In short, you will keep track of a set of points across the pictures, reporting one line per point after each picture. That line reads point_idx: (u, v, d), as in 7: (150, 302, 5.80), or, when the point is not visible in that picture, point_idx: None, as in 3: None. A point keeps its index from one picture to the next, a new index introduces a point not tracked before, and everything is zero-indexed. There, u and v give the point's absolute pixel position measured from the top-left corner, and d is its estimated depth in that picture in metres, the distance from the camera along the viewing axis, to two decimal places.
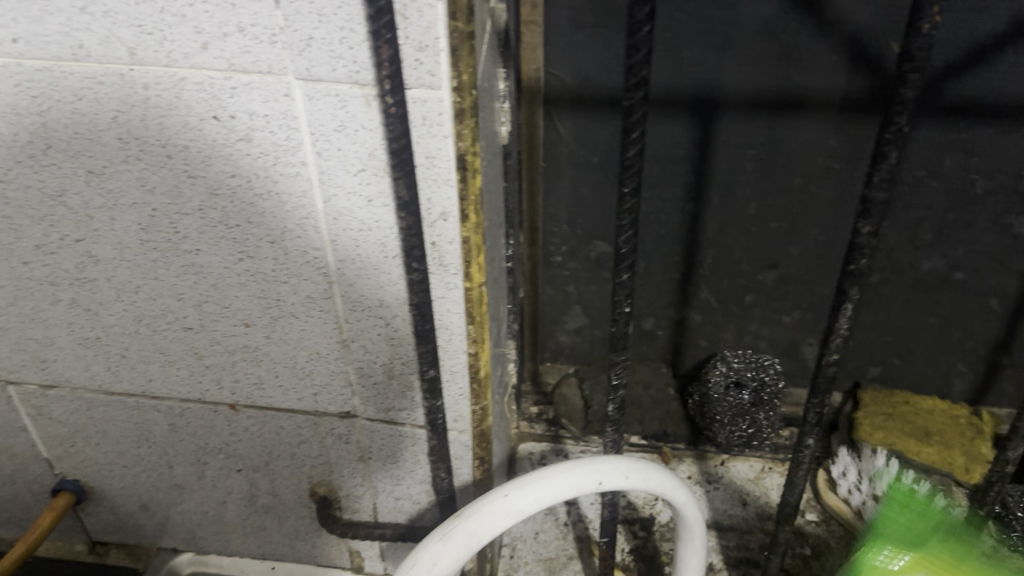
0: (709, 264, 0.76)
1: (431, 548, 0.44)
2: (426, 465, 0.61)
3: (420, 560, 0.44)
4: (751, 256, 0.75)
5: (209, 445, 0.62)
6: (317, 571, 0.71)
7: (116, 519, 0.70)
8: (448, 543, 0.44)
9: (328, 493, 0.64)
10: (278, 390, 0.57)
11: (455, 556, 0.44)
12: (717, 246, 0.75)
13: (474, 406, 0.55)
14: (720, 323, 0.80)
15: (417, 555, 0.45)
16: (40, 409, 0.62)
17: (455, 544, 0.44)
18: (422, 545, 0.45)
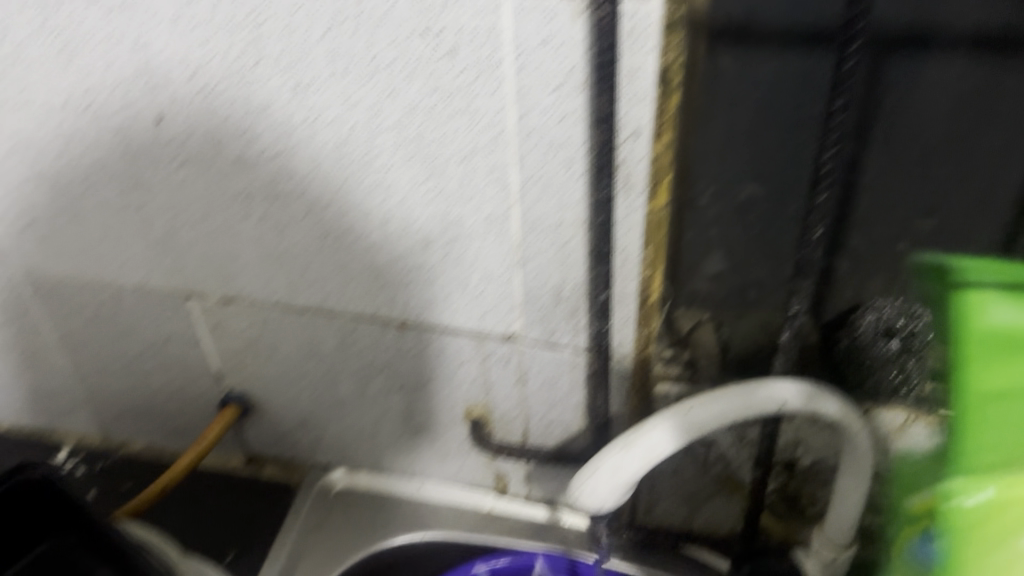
0: (860, 223, 0.58)
1: (614, 457, 0.47)
2: (582, 392, 0.62)
3: (604, 466, 0.47)
4: (907, 211, 0.56)
5: (373, 362, 0.66)
6: (462, 491, 0.75)
7: (275, 434, 0.74)
8: (631, 452, 0.47)
9: (482, 416, 0.67)
10: (449, 311, 0.60)
11: (638, 464, 0.47)
12: (871, 206, 0.57)
13: (641, 331, 0.56)
14: None
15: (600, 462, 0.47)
16: (217, 323, 0.66)
17: (637, 452, 0.47)
18: (606, 452, 0.47)
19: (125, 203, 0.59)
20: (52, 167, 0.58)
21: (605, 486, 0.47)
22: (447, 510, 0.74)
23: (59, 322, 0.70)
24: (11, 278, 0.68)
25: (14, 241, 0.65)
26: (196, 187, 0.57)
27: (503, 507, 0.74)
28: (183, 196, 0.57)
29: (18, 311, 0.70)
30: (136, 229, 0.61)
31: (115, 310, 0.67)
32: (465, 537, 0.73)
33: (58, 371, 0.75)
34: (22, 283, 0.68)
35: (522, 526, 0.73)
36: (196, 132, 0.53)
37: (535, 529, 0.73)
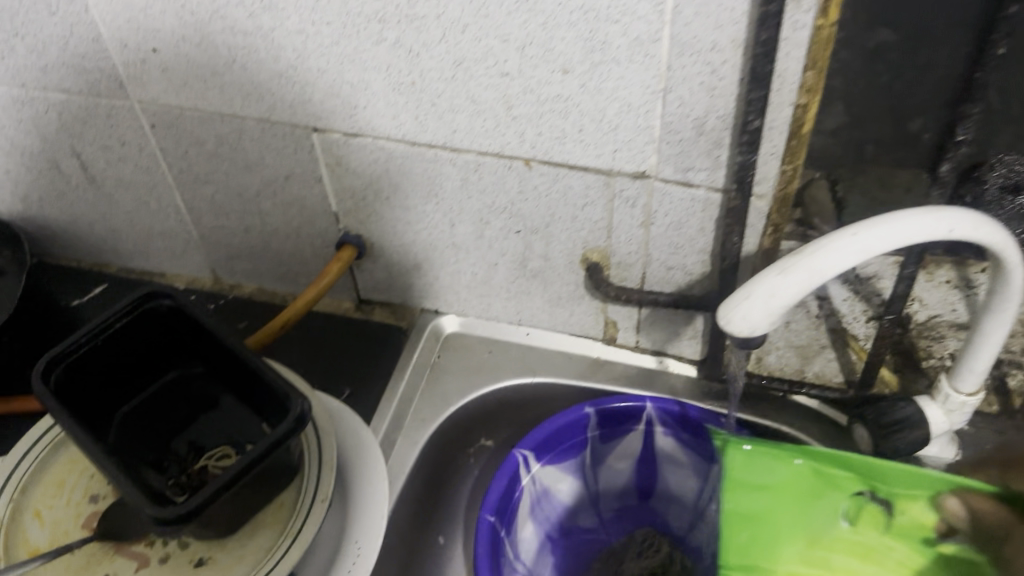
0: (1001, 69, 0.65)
1: (771, 282, 0.46)
2: (711, 235, 0.61)
3: (759, 292, 0.46)
4: None
5: (495, 202, 0.65)
6: (569, 338, 0.76)
7: (388, 277, 0.76)
8: (789, 277, 0.45)
9: (599, 261, 0.67)
10: (579, 146, 0.58)
11: (798, 289, 0.45)
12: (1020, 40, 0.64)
13: (784, 167, 0.54)
14: (996, 126, 0.69)
15: (754, 287, 0.46)
16: (339, 159, 0.66)
17: (797, 278, 0.45)
18: (761, 277, 0.46)
19: (253, 28, 0.58)
20: None
21: (758, 313, 0.46)
22: (555, 356, 0.76)
23: (177, 158, 0.71)
24: (130, 111, 0.68)
25: (134, 70, 0.64)
26: (329, 9, 0.55)
27: (611, 355, 0.75)
28: (314, 19, 0.56)
29: (137, 146, 0.71)
30: (263, 57, 0.60)
31: (235, 144, 0.67)
32: (575, 384, 0.74)
33: (173, 211, 0.76)
34: (141, 116, 0.68)
35: (631, 374, 0.74)
36: None
37: (643, 376, 0.74)
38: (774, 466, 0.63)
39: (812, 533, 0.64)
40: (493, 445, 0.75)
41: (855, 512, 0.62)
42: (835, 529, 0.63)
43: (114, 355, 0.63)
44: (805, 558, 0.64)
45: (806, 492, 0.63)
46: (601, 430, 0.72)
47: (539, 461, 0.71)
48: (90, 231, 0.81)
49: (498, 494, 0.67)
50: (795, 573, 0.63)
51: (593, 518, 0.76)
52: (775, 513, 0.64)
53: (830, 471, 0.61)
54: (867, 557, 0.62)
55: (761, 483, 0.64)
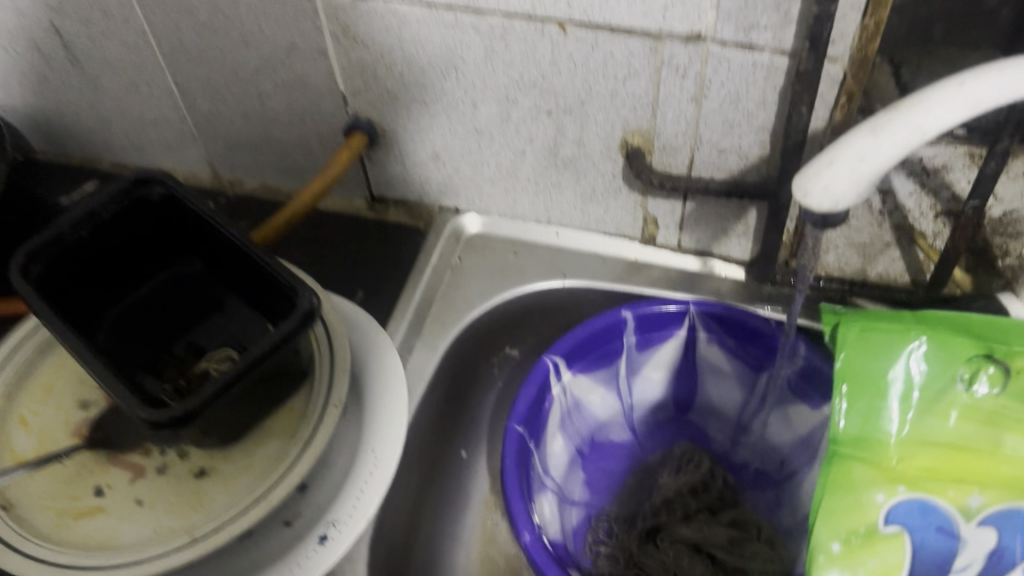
0: None
1: (860, 143, 0.39)
2: (772, 109, 0.53)
3: (846, 156, 0.39)
4: None
5: (523, 77, 0.58)
6: (603, 239, 0.69)
7: (404, 171, 0.69)
8: (883, 138, 0.38)
9: (641, 145, 0.59)
10: (624, 2, 0.51)
11: (893, 150, 0.38)
12: None
13: (865, 21, 0.47)
14: None
15: (840, 151, 0.39)
16: (346, 28, 0.58)
17: (893, 137, 0.38)
18: (846, 138, 0.39)
19: None
20: None
21: (843, 182, 0.39)
22: (588, 259, 0.69)
23: (166, 33, 0.63)
24: None
25: None
26: None
27: (650, 257, 0.68)
28: None
29: (121, 19, 0.63)
30: None
31: (230, 13, 0.60)
32: (609, 288, 0.68)
33: (166, 96, 0.69)
34: None
35: (672, 276, 0.68)
36: None
37: (685, 280, 0.68)
38: (891, 346, 0.50)
39: (924, 398, 0.49)
40: (519, 353, 0.71)
41: (983, 374, 0.48)
42: (956, 391, 0.49)
43: (103, 247, 0.58)
44: (922, 430, 0.49)
45: (926, 364, 0.49)
46: (639, 335, 0.66)
47: (571, 369, 0.65)
48: (77, 122, 0.75)
49: (528, 403, 0.61)
50: (910, 451, 0.49)
51: (626, 430, 0.71)
52: (892, 381, 0.50)
53: (948, 338, 0.49)
54: (993, 421, 0.48)
55: (877, 368, 0.50)
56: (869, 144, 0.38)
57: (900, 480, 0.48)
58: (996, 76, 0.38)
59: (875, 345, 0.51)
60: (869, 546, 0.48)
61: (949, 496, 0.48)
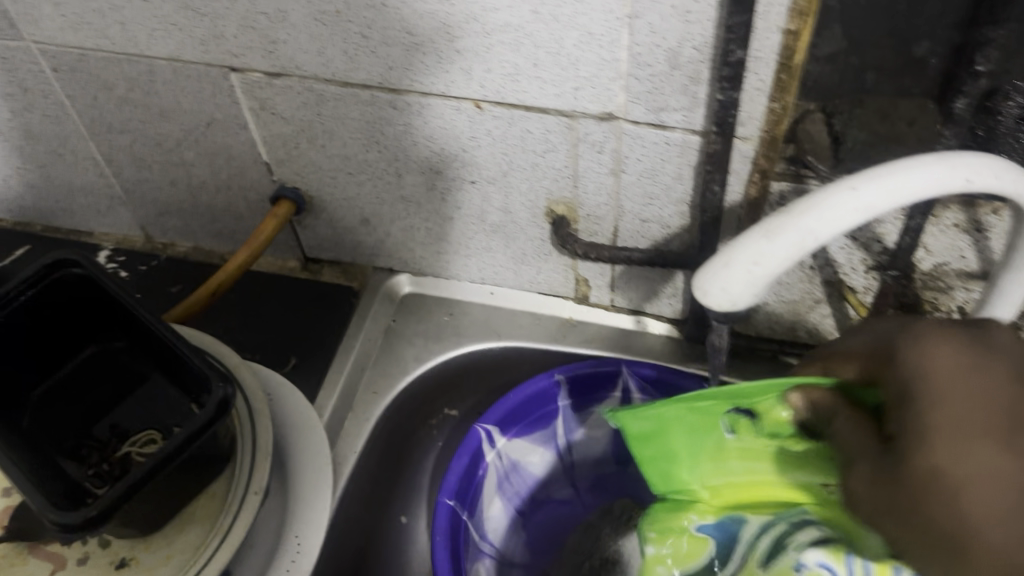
0: None
1: (754, 247, 0.38)
2: (690, 183, 0.53)
3: (739, 260, 0.39)
4: None
5: (444, 150, 0.57)
6: (538, 298, 0.69)
7: (334, 234, 0.68)
8: (776, 243, 0.38)
9: (565, 214, 0.59)
10: (535, 84, 0.50)
11: (784, 257, 0.38)
12: None
13: (772, 104, 0.46)
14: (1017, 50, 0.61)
15: (735, 253, 0.39)
16: (264, 103, 0.57)
17: (785, 243, 0.38)
18: (741, 241, 0.39)
19: None
20: None
21: (739, 283, 0.39)
22: (523, 317, 0.69)
23: (86, 106, 0.62)
24: (28, 53, 0.59)
25: (22, 5, 0.55)
26: None
27: (584, 316, 0.68)
28: None
29: (41, 93, 0.62)
30: None
31: (148, 89, 0.59)
32: (545, 348, 0.67)
33: (92, 164, 0.68)
34: (40, 58, 0.59)
35: (606, 336, 0.67)
36: None
37: (620, 338, 0.67)
38: (657, 413, 0.45)
39: (707, 447, 0.45)
40: (458, 413, 0.66)
41: (738, 420, 0.44)
42: (721, 440, 0.44)
43: (18, 332, 0.56)
44: (711, 477, 0.45)
45: (692, 428, 0.45)
46: (574, 398, 0.66)
47: (506, 434, 0.64)
48: (5, 187, 0.74)
49: (458, 475, 0.60)
50: (715, 493, 0.45)
51: (568, 489, 0.68)
52: (671, 439, 0.46)
53: (699, 401, 0.44)
54: (760, 455, 0.44)
55: (658, 432, 0.46)
56: (761, 251, 0.38)
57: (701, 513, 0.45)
58: (885, 179, 0.37)
59: (649, 414, 0.45)
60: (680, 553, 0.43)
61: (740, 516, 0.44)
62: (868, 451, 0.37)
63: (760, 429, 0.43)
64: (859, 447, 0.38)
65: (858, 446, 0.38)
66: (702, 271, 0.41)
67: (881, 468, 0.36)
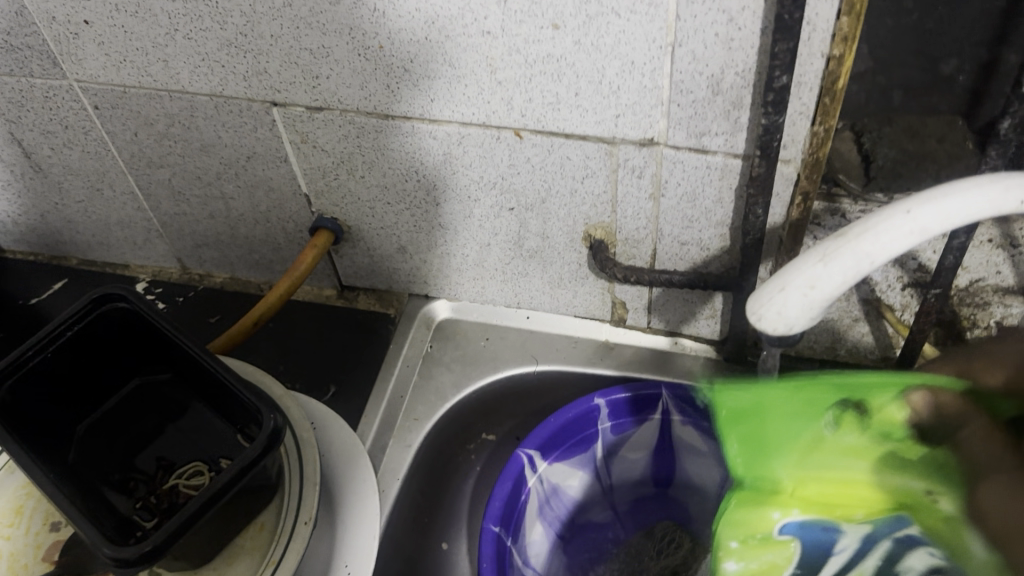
0: None
1: (810, 271, 0.38)
2: (730, 206, 0.53)
3: (795, 284, 0.39)
4: None
5: (483, 177, 0.57)
6: (575, 320, 0.69)
7: (371, 262, 0.68)
8: (832, 266, 0.38)
9: (604, 238, 0.60)
10: (575, 112, 0.51)
11: (841, 279, 0.38)
12: None
13: (815, 128, 0.46)
14: None
15: (790, 278, 0.39)
16: (304, 136, 0.58)
17: (842, 266, 0.38)
18: (797, 265, 0.39)
19: None
20: None
21: (795, 307, 0.39)
22: (559, 341, 0.69)
23: (127, 142, 0.63)
24: (69, 92, 0.60)
25: (65, 46, 0.56)
26: None
27: (622, 338, 0.68)
28: None
29: (81, 130, 0.63)
30: (208, 24, 0.52)
31: (189, 124, 0.60)
32: (583, 371, 0.67)
33: (130, 198, 0.69)
34: (82, 97, 0.60)
35: (644, 358, 0.67)
36: None
37: (657, 360, 0.67)
38: (762, 398, 0.42)
39: (808, 441, 0.43)
40: (496, 437, 0.65)
41: (848, 414, 0.42)
42: (821, 434, 0.42)
43: (67, 368, 0.57)
44: (803, 468, 0.43)
45: (796, 417, 0.42)
46: (613, 421, 0.65)
47: (546, 459, 0.64)
48: (43, 222, 0.75)
49: (501, 501, 0.60)
50: (799, 484, 0.44)
51: (607, 512, 0.68)
52: (772, 425, 0.42)
53: (814, 389, 0.41)
54: (860, 452, 0.43)
55: (762, 418, 0.42)
56: (817, 274, 0.38)
57: (787, 506, 0.45)
58: (940, 201, 0.37)
59: (754, 393, 0.42)
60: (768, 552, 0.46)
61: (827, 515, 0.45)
62: (1005, 466, 0.38)
63: (867, 427, 0.42)
64: (995, 461, 0.39)
65: (991, 459, 0.39)
66: (758, 295, 0.41)
67: (1017, 488, 0.37)
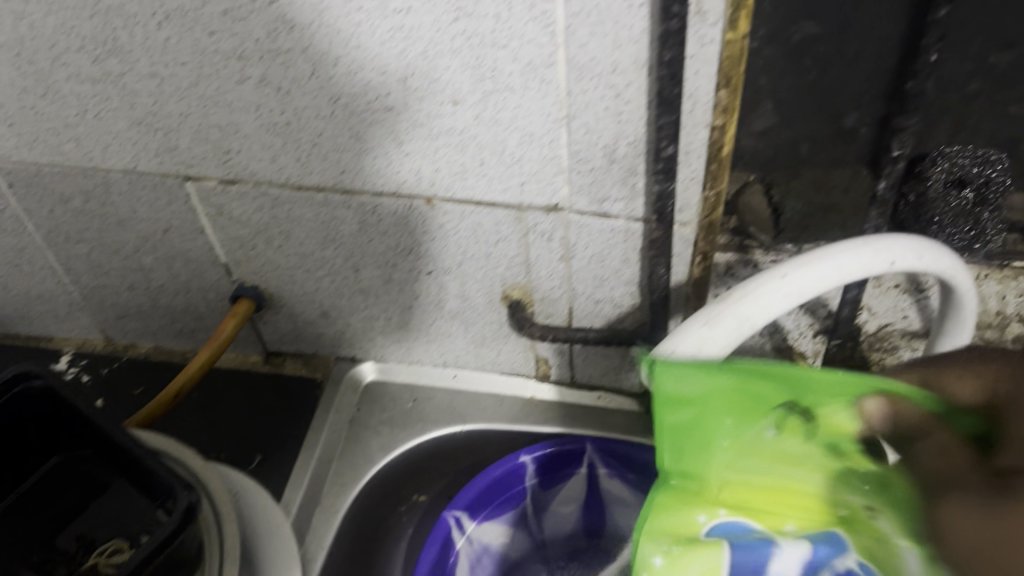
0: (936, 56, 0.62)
1: (696, 335, 0.40)
2: (637, 266, 0.55)
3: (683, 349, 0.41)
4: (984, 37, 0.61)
5: (399, 244, 0.58)
6: (500, 376, 0.69)
7: (295, 328, 0.68)
8: (715, 330, 0.40)
9: (521, 297, 0.61)
10: (481, 181, 0.52)
11: (725, 341, 0.40)
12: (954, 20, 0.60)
13: (707, 193, 0.48)
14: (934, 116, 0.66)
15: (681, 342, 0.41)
16: (220, 208, 0.59)
17: (724, 329, 0.40)
18: (684, 328, 0.41)
19: (99, 76, 0.51)
20: (11, 34, 0.49)
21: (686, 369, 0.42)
22: (485, 399, 0.69)
23: (44, 218, 0.63)
24: None
25: None
26: (180, 48, 0.48)
27: (547, 394, 0.69)
28: (165, 60, 0.49)
29: None
30: (117, 104, 0.53)
31: (105, 199, 0.60)
32: (509, 429, 0.68)
33: (51, 273, 0.69)
34: None
35: (569, 413, 0.68)
36: None
37: (582, 414, 0.68)
38: (692, 378, 0.40)
39: (748, 436, 0.40)
40: (427, 498, 0.65)
41: (786, 416, 0.39)
42: (761, 434, 0.39)
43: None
44: (739, 471, 0.40)
45: (740, 414, 0.39)
46: (540, 477, 0.66)
47: (473, 520, 0.64)
48: None
49: (429, 565, 0.60)
50: (727, 485, 0.41)
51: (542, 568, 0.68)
52: (712, 426, 0.40)
53: (757, 381, 0.39)
54: (796, 461, 0.39)
55: (695, 393, 0.40)
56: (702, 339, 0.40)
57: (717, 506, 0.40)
58: (815, 268, 0.39)
59: (695, 374, 0.40)
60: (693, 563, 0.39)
61: (753, 521, 0.40)
62: (971, 480, 0.33)
63: (812, 432, 0.39)
64: (966, 472, 0.34)
65: (955, 472, 0.34)
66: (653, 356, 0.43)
67: (989, 503, 0.31)
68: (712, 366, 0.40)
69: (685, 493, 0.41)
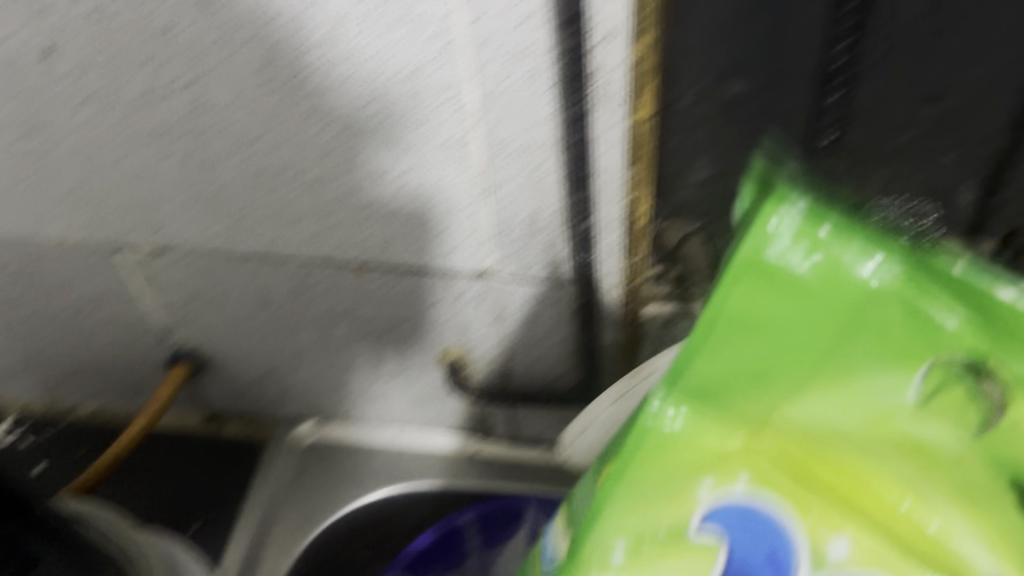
0: None
1: None
2: (566, 328, 0.56)
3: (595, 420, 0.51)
4: None
5: (332, 309, 0.59)
6: (445, 433, 0.69)
7: (235, 389, 0.68)
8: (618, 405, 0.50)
9: (457, 359, 0.61)
10: (408, 250, 0.53)
11: None
12: None
13: (626, 261, 0.49)
14: None
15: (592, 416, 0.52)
16: (152, 276, 0.59)
17: None
18: None
19: (22, 154, 0.51)
20: None
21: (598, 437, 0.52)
22: (428, 457, 0.69)
23: None
24: None
25: None
26: (101, 128, 0.48)
27: (491, 451, 0.68)
28: (88, 138, 0.49)
29: None
30: (43, 180, 0.53)
31: (38, 269, 0.60)
32: (452, 487, 0.68)
33: None
34: None
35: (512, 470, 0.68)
36: (93, 65, 0.45)
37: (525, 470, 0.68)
38: (850, 249, 0.31)
39: (870, 346, 0.32)
40: None
41: (934, 362, 0.31)
42: (895, 374, 0.31)
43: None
44: (830, 392, 0.32)
45: (852, 313, 0.31)
46: (482, 535, 0.66)
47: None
48: None
49: None
50: (798, 406, 0.33)
51: None
52: (851, 292, 0.31)
53: (933, 288, 0.30)
54: (939, 410, 0.31)
55: (824, 263, 0.31)
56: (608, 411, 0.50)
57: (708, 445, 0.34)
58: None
59: (843, 239, 0.31)
60: (670, 496, 0.35)
61: (786, 512, 0.33)
62: None
63: (968, 391, 0.30)
64: None
65: None
66: None
67: None
68: (880, 243, 0.31)
69: (738, 330, 0.33)
